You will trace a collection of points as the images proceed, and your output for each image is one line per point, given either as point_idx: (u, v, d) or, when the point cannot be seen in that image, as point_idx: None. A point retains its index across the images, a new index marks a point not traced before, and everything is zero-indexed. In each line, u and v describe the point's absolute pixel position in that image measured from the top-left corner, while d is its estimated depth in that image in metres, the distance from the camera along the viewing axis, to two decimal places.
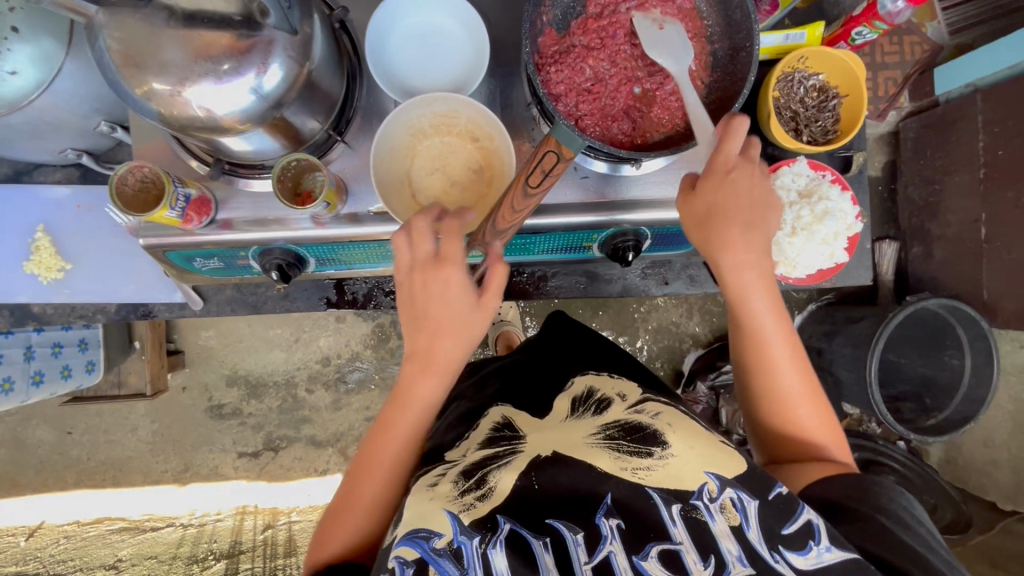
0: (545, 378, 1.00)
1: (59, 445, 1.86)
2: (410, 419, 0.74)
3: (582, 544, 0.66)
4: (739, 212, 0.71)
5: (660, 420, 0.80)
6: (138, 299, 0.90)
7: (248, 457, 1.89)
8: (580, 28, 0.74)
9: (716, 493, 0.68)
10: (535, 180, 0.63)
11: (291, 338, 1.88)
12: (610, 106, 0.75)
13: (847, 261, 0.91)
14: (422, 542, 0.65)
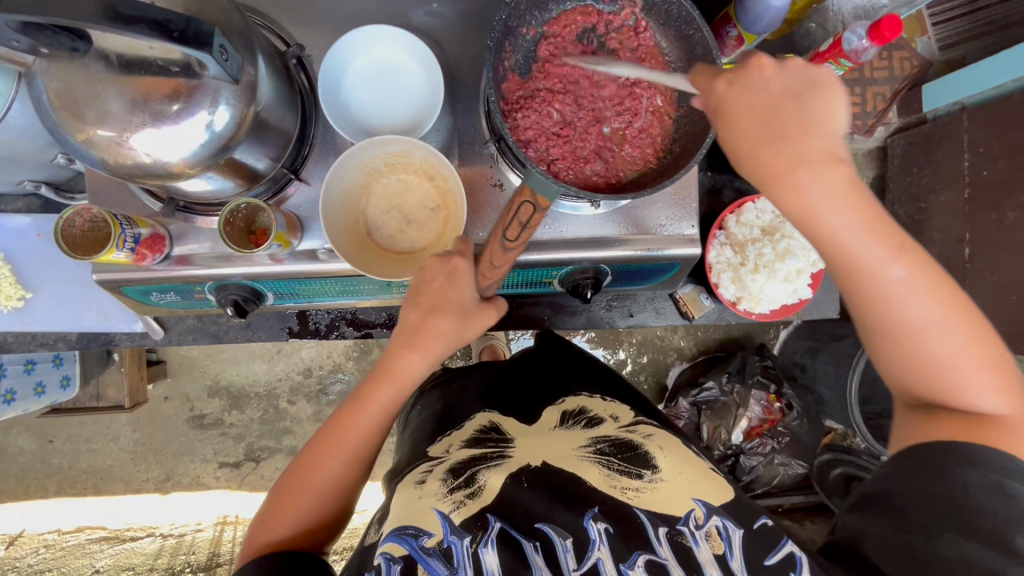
0: (516, 396, 1.00)
1: (40, 454, 1.87)
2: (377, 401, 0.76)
3: (570, 549, 0.69)
4: (795, 115, 0.57)
5: (650, 442, 0.84)
6: (100, 327, 0.91)
7: (230, 467, 1.91)
8: (545, 71, 0.74)
9: (703, 519, 0.71)
10: (512, 232, 0.64)
11: (272, 349, 1.88)
12: (581, 150, 0.74)
13: (810, 297, 0.89)
14: (411, 539, 0.69)
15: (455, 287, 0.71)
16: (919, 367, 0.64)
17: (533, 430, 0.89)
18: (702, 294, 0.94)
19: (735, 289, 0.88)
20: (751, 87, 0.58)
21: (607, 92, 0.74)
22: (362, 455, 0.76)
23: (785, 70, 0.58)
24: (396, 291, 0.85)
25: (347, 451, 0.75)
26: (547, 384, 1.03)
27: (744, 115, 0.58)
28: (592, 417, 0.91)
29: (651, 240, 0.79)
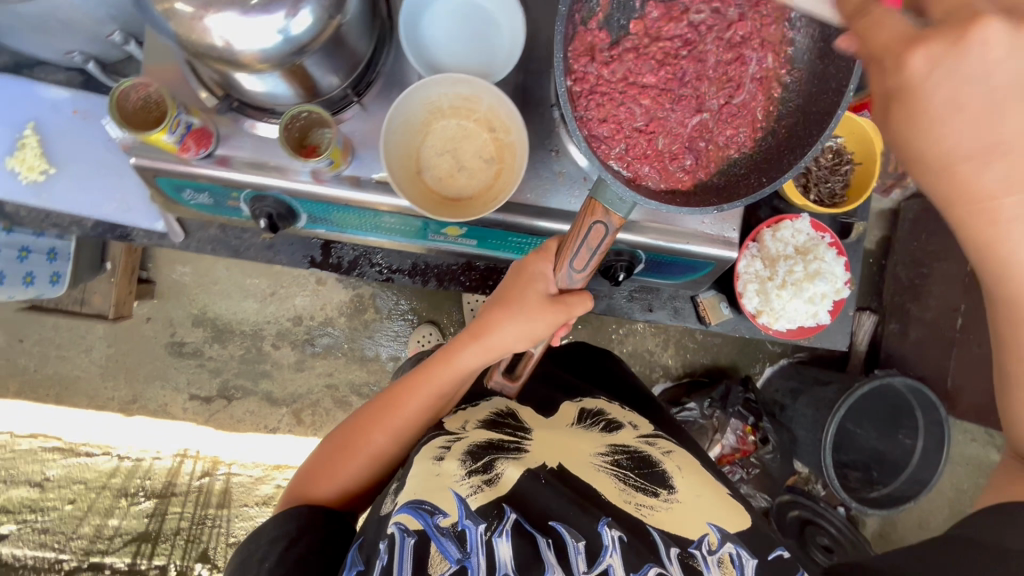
0: (535, 387, 1.01)
1: (6, 351, 1.79)
2: (438, 379, 0.85)
3: (582, 552, 0.67)
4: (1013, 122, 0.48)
5: (668, 459, 0.85)
6: (118, 219, 0.88)
7: (200, 400, 1.85)
8: (640, 53, 0.73)
9: (716, 545, 0.71)
10: (579, 263, 0.73)
11: (267, 290, 1.85)
12: (670, 144, 0.73)
13: (828, 323, 0.91)
14: (427, 515, 0.67)
15: (527, 281, 0.80)
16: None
17: (550, 423, 0.89)
18: (722, 301, 0.95)
19: (758, 302, 0.89)
20: (972, 68, 0.47)
21: (705, 81, 0.74)
22: (400, 437, 0.85)
23: (1010, 54, 0.46)
24: (432, 237, 0.84)
25: (390, 428, 0.84)
26: (566, 382, 1.04)
27: (959, 118, 0.49)
28: (609, 420, 0.91)
29: (691, 234, 0.79)
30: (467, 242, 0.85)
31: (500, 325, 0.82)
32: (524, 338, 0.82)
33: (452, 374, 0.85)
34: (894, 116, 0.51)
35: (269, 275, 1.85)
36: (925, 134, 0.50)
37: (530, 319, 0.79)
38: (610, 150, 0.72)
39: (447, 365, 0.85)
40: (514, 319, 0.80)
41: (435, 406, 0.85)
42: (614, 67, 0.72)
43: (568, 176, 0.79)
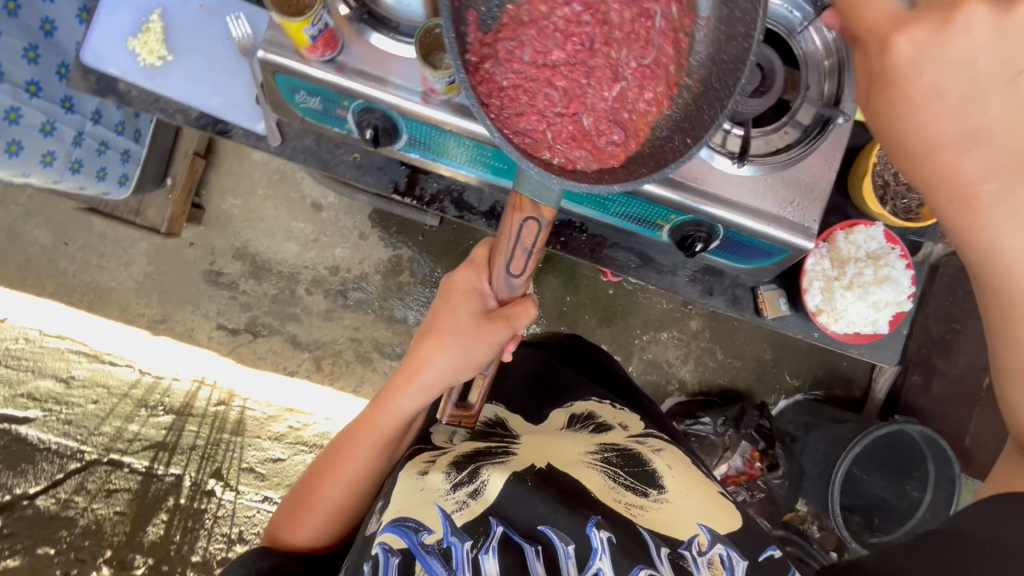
0: (531, 395, 1.11)
1: (52, 252, 1.79)
2: (380, 422, 0.89)
3: (572, 556, 0.74)
4: (994, 105, 0.51)
5: (658, 458, 0.95)
6: (222, 113, 0.91)
7: (226, 331, 1.82)
8: (532, 31, 0.69)
9: (706, 546, 0.78)
10: (517, 268, 0.82)
11: (310, 235, 1.84)
12: (588, 128, 0.69)
13: (885, 333, 0.92)
14: (411, 533, 0.72)
15: (460, 300, 0.87)
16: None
17: (539, 432, 0.99)
18: (782, 296, 0.95)
19: (821, 300, 0.91)
20: (958, 54, 0.50)
21: (614, 50, 0.69)
22: (358, 487, 0.89)
23: (997, 38, 0.50)
24: None
25: (344, 480, 0.88)
26: (559, 385, 1.12)
27: (943, 103, 0.52)
28: (599, 424, 1.02)
29: (774, 216, 0.80)
30: None
31: (434, 357, 0.88)
32: (460, 365, 0.88)
33: (391, 416, 0.89)
34: (883, 100, 0.54)
35: (315, 221, 1.84)
36: (909, 120, 0.53)
37: (468, 344, 0.85)
38: (521, 143, 0.67)
39: (386, 410, 0.89)
40: (448, 348, 0.87)
41: (382, 448, 0.89)
42: (508, 55, 0.69)
43: None
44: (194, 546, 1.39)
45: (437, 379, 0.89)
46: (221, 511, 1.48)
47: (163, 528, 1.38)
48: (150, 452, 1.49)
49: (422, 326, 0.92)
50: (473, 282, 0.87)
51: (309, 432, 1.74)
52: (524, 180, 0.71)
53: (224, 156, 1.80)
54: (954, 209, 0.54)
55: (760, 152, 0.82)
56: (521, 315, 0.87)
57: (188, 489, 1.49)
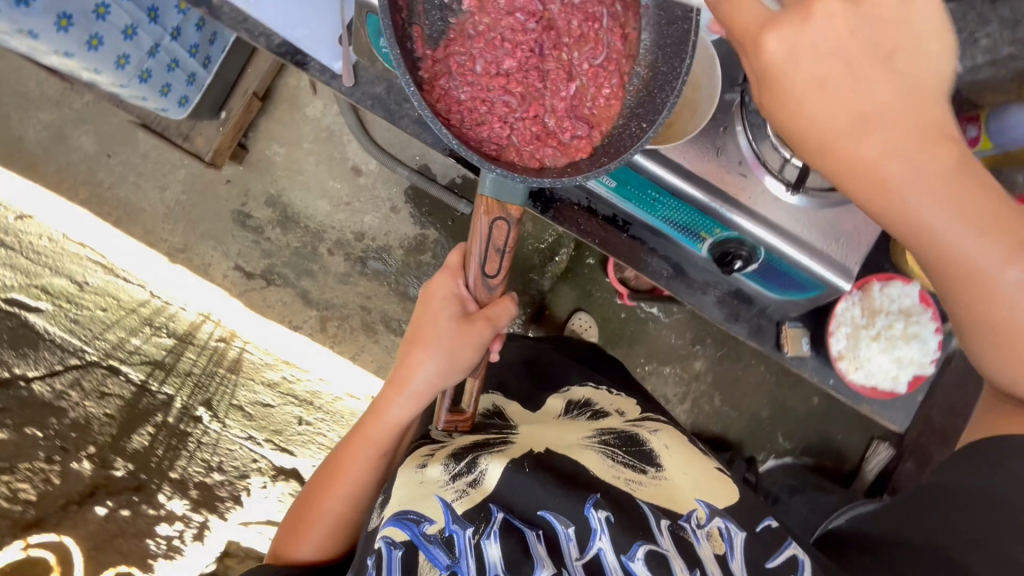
0: (528, 380, 1.17)
1: (91, 159, 1.78)
2: (372, 435, 0.94)
3: (572, 539, 0.83)
4: (875, 85, 0.48)
5: (655, 438, 1.03)
6: (306, 46, 0.88)
7: (242, 274, 1.81)
8: (476, 41, 0.71)
9: (704, 520, 0.88)
10: (493, 268, 0.85)
11: (344, 198, 1.84)
12: (551, 125, 0.72)
13: (901, 394, 0.92)
14: (413, 525, 0.80)
15: (439, 305, 0.90)
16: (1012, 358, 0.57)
17: (538, 421, 1.06)
18: (805, 336, 0.94)
19: (846, 345, 0.91)
20: (819, 41, 0.47)
21: (565, 54, 0.72)
22: (355, 496, 0.94)
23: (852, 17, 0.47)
24: None
25: (343, 491, 0.94)
26: (549, 373, 1.20)
27: (815, 93, 0.48)
28: (596, 412, 1.10)
29: (820, 250, 0.81)
30: (605, 181, 0.85)
31: (419, 368, 0.91)
32: (444, 374, 0.91)
33: (382, 428, 0.94)
34: (774, 98, 0.49)
35: (351, 184, 1.84)
36: (795, 116, 0.50)
37: (451, 350, 0.89)
38: (487, 151, 0.70)
39: (377, 423, 0.94)
40: (431, 358, 0.90)
41: (374, 460, 0.94)
42: (462, 69, 0.71)
43: (726, 155, 0.81)
44: (172, 464, 1.41)
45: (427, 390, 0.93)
46: (205, 438, 1.51)
47: (147, 440, 1.40)
48: (145, 366, 1.56)
49: (406, 339, 0.96)
50: (451, 289, 0.90)
51: (302, 385, 1.76)
52: (486, 181, 0.77)
53: (279, 104, 1.79)
54: (879, 191, 0.51)
55: (817, 185, 0.82)
56: (501, 312, 0.91)
57: (178, 411, 1.51)
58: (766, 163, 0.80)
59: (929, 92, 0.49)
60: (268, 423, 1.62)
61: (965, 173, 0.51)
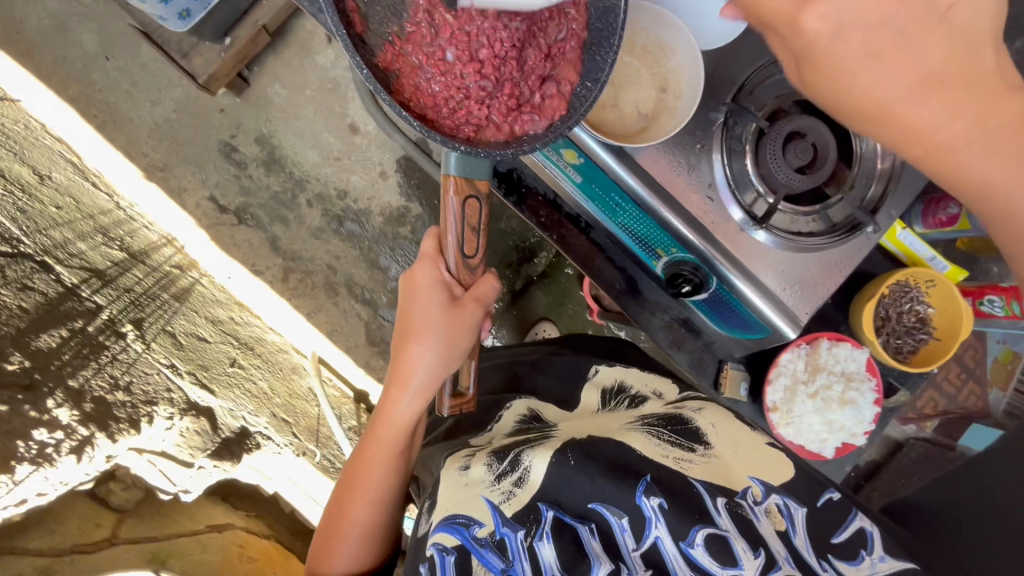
0: (539, 376, 0.99)
1: (93, 61, 1.54)
2: (383, 435, 0.87)
3: (627, 530, 0.69)
4: (933, 51, 0.48)
5: (701, 416, 0.87)
6: None
7: (215, 207, 1.59)
8: (422, 13, 0.69)
9: (761, 497, 0.75)
10: (470, 248, 0.80)
11: (335, 153, 1.63)
12: (520, 92, 0.68)
13: (826, 458, 0.94)
14: (462, 529, 0.70)
15: (423, 295, 0.83)
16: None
17: (574, 416, 0.89)
18: (745, 381, 0.93)
19: (781, 399, 0.91)
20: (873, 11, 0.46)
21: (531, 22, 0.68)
22: (381, 501, 0.87)
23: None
24: (545, 151, 0.82)
25: (365, 500, 0.86)
26: (567, 368, 0.99)
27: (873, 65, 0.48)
28: (633, 395, 0.94)
29: (771, 292, 0.79)
30: (572, 175, 0.83)
31: (419, 359, 0.84)
32: (447, 362, 0.85)
33: (390, 425, 0.87)
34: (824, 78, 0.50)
35: (347, 141, 1.63)
36: (853, 91, 0.50)
37: (454, 333, 0.83)
38: (459, 129, 0.67)
39: (387, 421, 0.87)
40: (431, 349, 0.84)
41: (393, 462, 0.87)
42: (418, 43, 0.69)
43: (696, 174, 0.78)
44: (75, 372, 1.32)
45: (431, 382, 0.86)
46: (122, 355, 1.41)
47: (54, 342, 1.32)
48: (82, 273, 1.44)
49: (398, 331, 0.88)
50: (433, 278, 0.82)
51: (247, 330, 1.61)
52: (450, 160, 0.72)
53: (291, 43, 1.59)
54: (936, 160, 0.52)
55: (782, 226, 0.79)
56: (486, 291, 0.86)
57: (101, 321, 1.41)
58: (735, 193, 0.78)
59: (986, 45, 0.48)
60: (198, 357, 1.51)
61: None
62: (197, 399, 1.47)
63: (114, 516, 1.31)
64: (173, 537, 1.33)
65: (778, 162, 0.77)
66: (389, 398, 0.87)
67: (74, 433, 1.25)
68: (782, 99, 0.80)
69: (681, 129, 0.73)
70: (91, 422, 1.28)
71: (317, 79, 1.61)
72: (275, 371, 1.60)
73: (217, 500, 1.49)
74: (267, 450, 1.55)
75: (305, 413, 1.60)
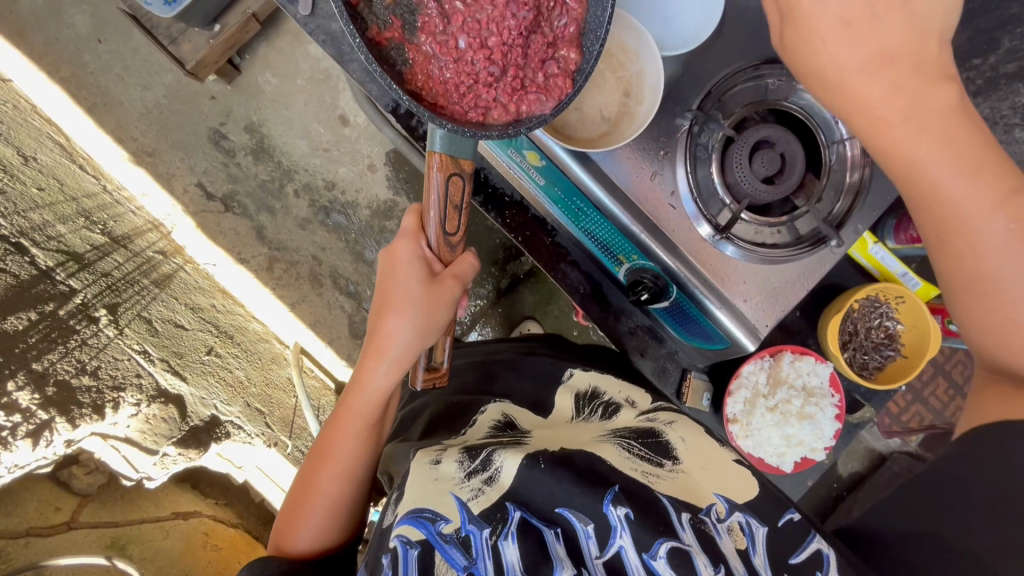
0: (512, 376, 0.93)
1: (81, 42, 1.53)
2: (356, 406, 0.80)
3: (592, 537, 0.62)
4: (891, 32, 0.54)
5: (671, 429, 0.78)
6: None
7: (202, 194, 1.58)
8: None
9: (724, 514, 0.66)
10: (452, 226, 0.74)
11: (324, 144, 1.62)
12: (524, 74, 0.67)
13: (785, 471, 0.93)
14: (427, 523, 0.61)
15: (402, 271, 0.76)
16: (1003, 312, 0.58)
17: (548, 424, 0.80)
18: (707, 391, 0.94)
19: (741, 410, 0.91)
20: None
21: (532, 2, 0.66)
22: (352, 473, 0.80)
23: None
24: (510, 153, 0.82)
25: (334, 471, 0.79)
26: (542, 369, 0.93)
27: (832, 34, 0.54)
28: (607, 404, 0.83)
29: (730, 302, 0.78)
30: (535, 178, 0.82)
31: (396, 333, 0.78)
32: (426, 337, 0.78)
33: (364, 397, 0.80)
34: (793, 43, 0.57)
35: (337, 133, 1.62)
36: (817, 56, 0.56)
37: (433, 306, 0.76)
38: (467, 114, 0.66)
39: (360, 394, 0.80)
40: (408, 322, 0.77)
41: (365, 435, 0.81)
42: (429, 29, 0.65)
43: (660, 180, 0.77)
44: (40, 355, 1.23)
45: (407, 354, 0.79)
46: (92, 340, 1.33)
47: (21, 325, 1.21)
48: (59, 256, 1.34)
49: (375, 305, 0.82)
50: (413, 256, 0.76)
51: (229, 318, 1.58)
52: (434, 136, 0.65)
53: (284, 33, 1.58)
54: (874, 135, 0.57)
55: (745, 236, 0.78)
56: (466, 270, 0.80)
57: (74, 305, 1.32)
58: (697, 200, 0.77)
59: (932, 39, 0.54)
60: (174, 344, 1.45)
61: (968, 123, 0.55)
62: (167, 385, 1.41)
63: (76, 500, 1.26)
64: (136, 523, 1.33)
65: (744, 171, 0.75)
66: (364, 366, 0.80)
67: (32, 417, 1.17)
68: (752, 106, 0.78)
69: (642, 134, 0.72)
70: (53, 405, 1.21)
71: (308, 69, 1.60)
72: (253, 360, 1.58)
73: (186, 487, 1.46)
74: (237, 440, 1.51)
75: (281, 403, 1.59)
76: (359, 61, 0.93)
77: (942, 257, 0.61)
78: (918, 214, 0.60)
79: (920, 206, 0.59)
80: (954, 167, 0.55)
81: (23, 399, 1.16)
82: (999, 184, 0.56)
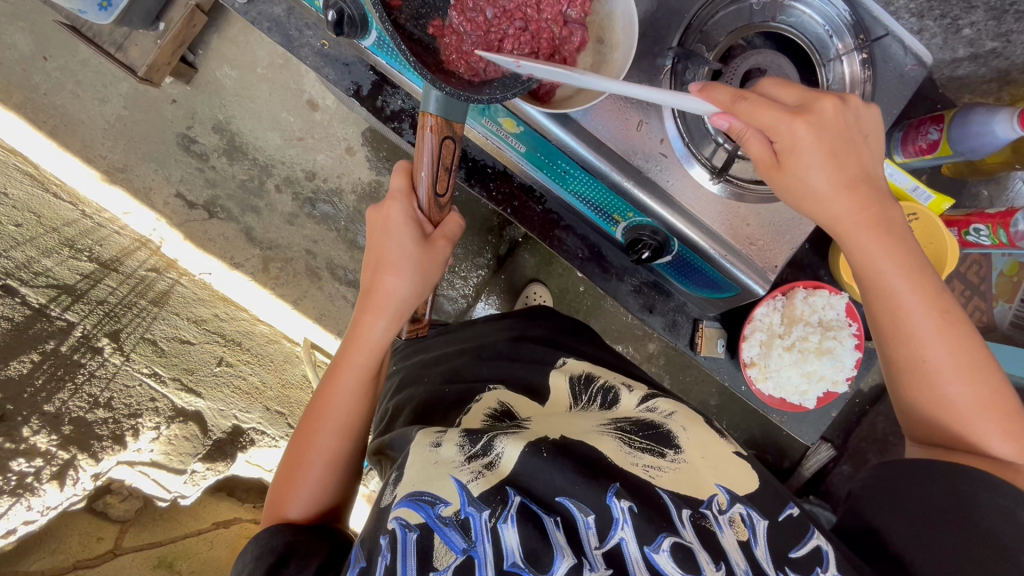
0: (503, 360, 0.92)
1: (27, 63, 1.46)
2: (357, 361, 0.78)
3: (592, 527, 0.61)
4: (862, 160, 0.58)
5: (671, 420, 0.75)
6: None
7: (183, 203, 1.54)
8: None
9: (726, 505, 0.65)
10: (442, 186, 0.73)
11: (297, 132, 1.55)
12: (541, 34, 0.65)
13: (809, 408, 0.93)
14: (427, 507, 0.61)
15: (394, 230, 0.74)
16: (939, 401, 0.61)
17: (546, 411, 0.78)
18: (721, 338, 0.94)
19: (757, 352, 0.91)
20: (824, 129, 0.55)
21: None
22: (351, 429, 0.78)
23: (829, 121, 0.56)
24: (485, 122, 0.79)
25: (335, 425, 0.76)
26: (535, 354, 0.92)
27: (819, 158, 0.56)
28: (603, 388, 0.82)
29: (734, 248, 0.74)
30: (515, 145, 0.80)
31: (393, 288, 0.76)
32: (421, 294, 0.79)
33: (367, 352, 0.78)
34: (781, 166, 0.58)
35: (309, 118, 1.55)
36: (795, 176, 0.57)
37: (427, 264, 0.76)
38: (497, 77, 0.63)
39: (360, 346, 0.78)
40: (405, 279, 0.76)
41: (366, 388, 0.79)
42: (461, 6, 0.67)
43: (648, 130, 0.72)
44: (50, 397, 1.22)
45: (405, 309, 0.78)
46: (99, 371, 1.32)
47: (26, 367, 1.21)
48: (51, 291, 1.32)
49: (365, 263, 0.79)
50: (404, 215, 0.73)
51: (234, 325, 1.57)
52: (429, 97, 0.63)
53: (233, 21, 1.49)
54: (846, 240, 0.60)
55: (744, 175, 0.74)
56: (454, 229, 0.80)
57: (75, 339, 1.31)
58: (693, 150, 0.72)
59: (874, 165, 0.60)
60: (182, 361, 1.44)
61: (904, 234, 0.60)
62: (184, 404, 1.41)
63: (116, 527, 1.26)
64: (178, 540, 1.30)
65: None
66: (364, 318, 0.78)
67: (54, 458, 1.17)
68: (737, 33, 0.74)
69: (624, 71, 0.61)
70: (72, 443, 1.21)
71: (265, 55, 1.51)
72: (267, 364, 1.59)
73: (222, 495, 1.49)
74: (264, 445, 1.53)
75: (301, 402, 1.61)
76: (312, 43, 0.89)
77: (892, 355, 0.63)
78: (872, 308, 0.64)
79: (875, 301, 0.63)
80: (902, 271, 0.59)
81: (40, 442, 1.16)
82: (937, 294, 0.60)
